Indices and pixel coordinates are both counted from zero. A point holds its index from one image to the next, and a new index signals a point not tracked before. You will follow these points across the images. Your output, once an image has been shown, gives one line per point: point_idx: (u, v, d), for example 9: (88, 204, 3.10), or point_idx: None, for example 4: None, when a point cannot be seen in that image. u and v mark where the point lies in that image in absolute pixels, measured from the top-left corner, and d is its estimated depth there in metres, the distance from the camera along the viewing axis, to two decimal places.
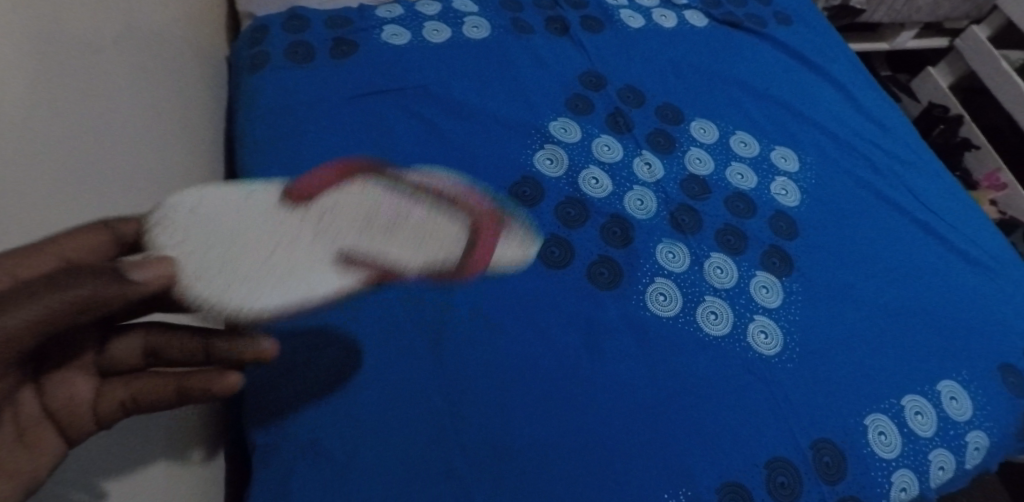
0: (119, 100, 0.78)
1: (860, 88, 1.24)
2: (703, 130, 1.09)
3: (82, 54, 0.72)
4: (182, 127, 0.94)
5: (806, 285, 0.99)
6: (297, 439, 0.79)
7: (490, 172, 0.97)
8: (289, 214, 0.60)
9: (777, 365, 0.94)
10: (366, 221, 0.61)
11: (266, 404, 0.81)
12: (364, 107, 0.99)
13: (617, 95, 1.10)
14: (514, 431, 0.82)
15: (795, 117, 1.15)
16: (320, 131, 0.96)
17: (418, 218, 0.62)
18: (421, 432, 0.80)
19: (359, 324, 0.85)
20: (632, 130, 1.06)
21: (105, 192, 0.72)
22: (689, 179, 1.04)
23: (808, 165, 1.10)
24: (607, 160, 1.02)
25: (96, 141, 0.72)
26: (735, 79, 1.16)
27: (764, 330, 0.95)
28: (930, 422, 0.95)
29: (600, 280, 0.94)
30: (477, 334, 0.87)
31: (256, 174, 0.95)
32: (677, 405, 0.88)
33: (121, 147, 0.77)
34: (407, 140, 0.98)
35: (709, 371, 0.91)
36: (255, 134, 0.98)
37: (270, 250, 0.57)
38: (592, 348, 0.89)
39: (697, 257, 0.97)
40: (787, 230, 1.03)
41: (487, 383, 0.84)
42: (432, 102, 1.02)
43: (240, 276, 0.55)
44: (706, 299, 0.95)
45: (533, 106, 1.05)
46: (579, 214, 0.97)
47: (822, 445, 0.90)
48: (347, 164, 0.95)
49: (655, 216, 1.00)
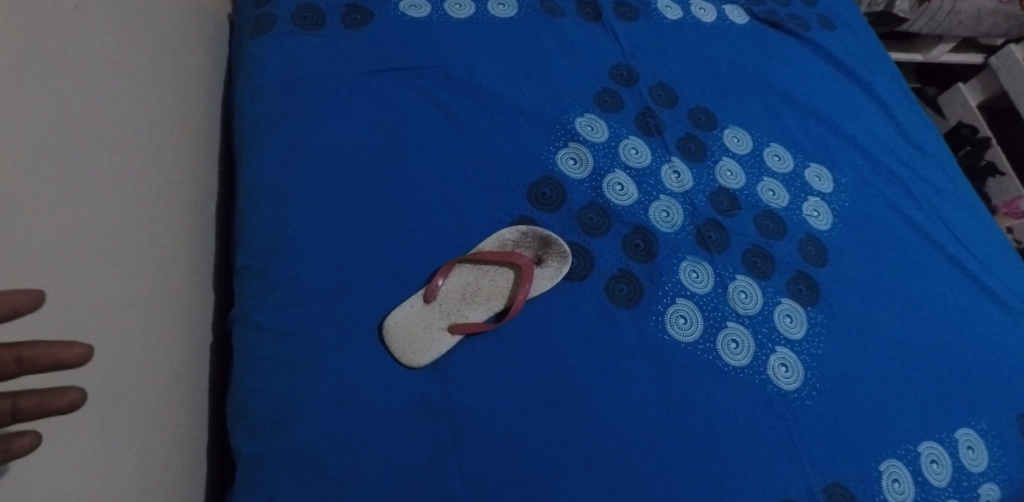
0: (86, 71, 0.71)
1: (900, 107, 1.18)
2: (736, 139, 1.02)
3: (42, 13, 0.65)
4: (167, 95, 0.86)
5: (831, 317, 0.94)
6: (283, 453, 0.73)
7: (509, 169, 0.90)
8: (427, 308, 0.81)
9: (796, 401, 0.88)
10: (463, 291, 0.84)
11: (251, 410, 0.76)
12: (378, 85, 0.91)
13: (649, 93, 1.02)
14: (516, 457, 0.77)
15: (831, 133, 1.09)
16: (329, 111, 0.88)
17: (494, 281, 0.85)
18: (418, 453, 0.75)
19: (358, 329, 0.79)
20: (662, 133, 0.99)
21: (64, 176, 0.66)
22: (719, 192, 0.97)
23: (841, 186, 1.04)
24: (635, 165, 0.96)
25: (56, 118, 0.65)
26: (772, 86, 1.10)
27: (785, 363, 0.89)
28: (944, 472, 0.90)
29: (619, 297, 0.87)
30: (485, 348, 0.81)
31: (255, 152, 0.87)
32: (690, 438, 0.82)
33: (88, 123, 0.70)
34: (422, 126, 0.90)
35: (725, 404, 0.85)
36: (255, 107, 0.90)
37: (416, 331, 0.79)
38: (606, 370, 0.83)
39: (722, 279, 0.91)
40: (816, 257, 0.97)
41: (491, 402, 0.78)
42: (451, 85, 0.94)
43: (408, 354, 0.78)
44: (728, 325, 0.89)
45: (558, 98, 0.97)
46: (601, 222, 0.91)
47: (836, 490, 0.85)
48: (356, 148, 0.87)
49: (681, 230, 0.93)
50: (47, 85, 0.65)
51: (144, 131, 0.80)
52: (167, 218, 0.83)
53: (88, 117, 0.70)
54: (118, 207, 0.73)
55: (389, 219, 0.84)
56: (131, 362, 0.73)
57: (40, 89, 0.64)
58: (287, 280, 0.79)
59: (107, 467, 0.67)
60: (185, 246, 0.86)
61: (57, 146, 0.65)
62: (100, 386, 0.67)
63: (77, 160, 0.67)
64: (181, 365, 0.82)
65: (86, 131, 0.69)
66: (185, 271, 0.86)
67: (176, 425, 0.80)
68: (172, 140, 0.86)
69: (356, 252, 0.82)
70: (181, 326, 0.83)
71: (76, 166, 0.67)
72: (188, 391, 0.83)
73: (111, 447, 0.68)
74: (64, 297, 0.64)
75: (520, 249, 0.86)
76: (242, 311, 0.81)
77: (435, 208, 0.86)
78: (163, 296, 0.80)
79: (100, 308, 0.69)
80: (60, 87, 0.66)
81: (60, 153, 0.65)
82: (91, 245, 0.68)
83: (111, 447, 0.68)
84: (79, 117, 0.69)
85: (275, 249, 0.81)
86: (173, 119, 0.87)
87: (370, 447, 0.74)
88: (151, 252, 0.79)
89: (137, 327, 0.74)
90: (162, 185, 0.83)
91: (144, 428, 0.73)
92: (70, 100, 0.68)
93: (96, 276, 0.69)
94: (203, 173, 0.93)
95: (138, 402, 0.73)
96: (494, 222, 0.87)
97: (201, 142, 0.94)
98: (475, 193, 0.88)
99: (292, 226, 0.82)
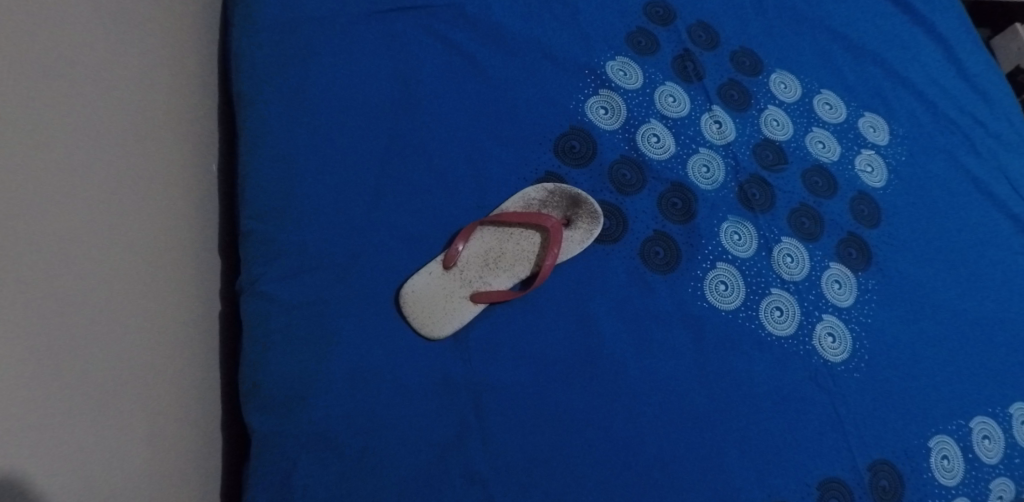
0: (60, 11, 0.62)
1: (964, 48, 1.07)
2: (784, 85, 0.93)
3: None
4: (158, 39, 0.77)
5: (883, 282, 0.87)
6: (299, 432, 0.68)
7: (534, 120, 0.82)
8: (446, 276, 0.75)
9: (843, 374, 0.82)
10: (486, 259, 0.77)
11: (262, 386, 0.70)
12: (388, 26, 0.82)
13: (688, 33, 0.92)
14: (545, 436, 0.71)
15: (886, 77, 0.99)
16: (336, 55, 0.79)
17: (519, 245, 0.78)
18: (440, 432, 0.69)
19: (372, 299, 0.72)
20: (702, 79, 0.90)
21: (62, 134, 0.60)
22: (764, 144, 0.89)
23: (898, 138, 0.95)
24: (672, 114, 0.87)
25: (48, 68, 0.59)
26: (823, 26, 1.00)
27: (832, 332, 0.83)
28: (996, 448, 0.85)
29: (654, 262, 0.80)
30: (510, 318, 0.75)
31: (256, 102, 0.79)
32: (731, 413, 0.77)
33: (63, 74, 0.61)
34: (437, 73, 0.81)
35: (769, 378, 0.79)
36: (255, 51, 0.81)
37: (437, 302, 0.73)
38: (641, 342, 0.77)
39: (766, 242, 0.84)
40: (869, 217, 0.89)
41: (518, 378, 0.72)
42: (469, 26, 0.85)
43: (427, 324, 0.72)
44: (772, 292, 0.82)
45: (587, 40, 0.88)
46: (635, 179, 0.82)
47: (882, 467, 0.80)
48: (365, 97, 0.78)
49: (721, 187, 0.85)
50: (23, 35, 0.57)
51: (133, 80, 0.72)
52: (166, 177, 0.75)
53: (65, 64, 0.61)
54: (113, 168, 0.66)
55: (404, 177, 0.76)
56: (136, 339, 0.67)
57: (19, 40, 0.56)
58: (294, 246, 0.73)
59: (116, 456, 0.62)
60: (189, 206, 0.79)
61: (46, 106, 0.58)
62: (101, 367, 0.61)
63: (58, 118, 0.60)
64: (189, 335, 0.76)
65: (68, 83, 0.62)
66: (189, 233, 0.79)
67: (188, 400, 0.74)
68: (166, 88, 0.78)
69: (369, 213, 0.74)
70: (188, 292, 0.77)
71: (51, 124, 0.59)
72: (200, 363, 0.77)
73: (119, 433, 0.62)
74: (69, 268, 0.59)
75: (547, 209, 0.78)
76: (248, 278, 0.74)
77: (454, 164, 0.78)
78: (167, 263, 0.73)
79: (99, 275, 0.63)
80: (35, 36, 0.58)
81: (32, 110, 0.57)
82: (81, 211, 0.61)
83: (120, 434, 0.63)
84: (51, 67, 0.60)
85: (282, 211, 0.74)
86: (169, 66, 0.79)
87: (389, 425, 0.69)
88: (151, 215, 0.71)
89: (143, 299, 0.68)
90: (159, 141, 0.75)
91: (153, 408, 0.68)
92: (48, 50, 0.60)
93: (95, 240, 0.63)
94: (203, 124, 0.85)
95: (145, 382, 0.67)
96: (518, 179, 0.79)
97: (199, 89, 0.85)
98: (498, 147, 0.80)
99: (298, 184, 0.74)
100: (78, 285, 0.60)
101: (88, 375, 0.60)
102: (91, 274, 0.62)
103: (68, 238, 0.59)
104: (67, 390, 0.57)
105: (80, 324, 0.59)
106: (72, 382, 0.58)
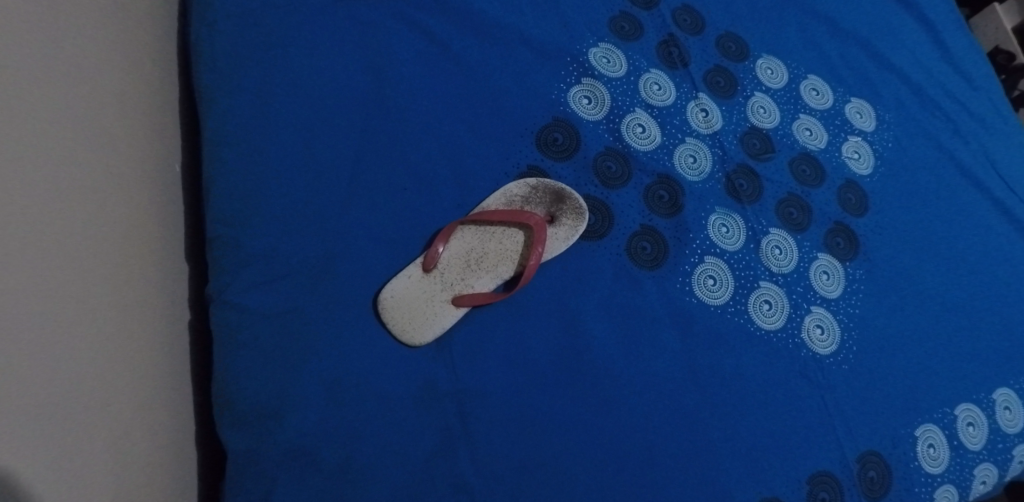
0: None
1: (949, 30, 1.05)
2: (770, 70, 0.90)
3: None
4: (112, 27, 0.72)
5: (870, 272, 0.86)
6: (276, 448, 0.65)
7: (515, 112, 0.78)
8: (427, 279, 0.71)
9: (832, 366, 0.81)
10: (468, 260, 0.74)
11: (236, 400, 0.66)
12: (360, 14, 0.78)
13: (673, 17, 0.89)
14: (531, 441, 0.69)
15: (872, 60, 0.97)
16: (306, 45, 0.75)
17: (502, 244, 0.74)
18: (423, 441, 0.67)
19: (349, 304, 0.69)
20: (687, 66, 0.87)
21: (21, 137, 0.56)
22: (751, 133, 0.86)
23: (884, 123, 0.94)
24: (657, 102, 0.84)
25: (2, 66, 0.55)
26: (808, 9, 0.97)
27: (821, 324, 0.81)
28: (980, 434, 0.85)
29: (641, 257, 0.77)
30: (495, 320, 0.72)
31: (219, 96, 0.74)
32: (721, 410, 0.75)
33: (16, 71, 0.57)
34: (412, 63, 0.77)
35: (758, 373, 0.77)
36: (217, 41, 0.76)
37: (418, 306, 0.70)
38: (629, 341, 0.74)
39: (754, 234, 0.82)
40: (856, 205, 0.88)
41: (503, 382, 0.70)
42: (445, 12, 0.80)
43: (409, 329, 0.69)
44: (760, 285, 0.80)
45: (569, 25, 0.84)
46: (620, 171, 0.80)
47: (870, 458, 0.79)
48: (337, 90, 0.74)
49: (708, 178, 0.83)
50: None
51: (84, 74, 0.66)
52: (125, 179, 0.70)
53: (19, 61, 0.57)
54: (74, 172, 0.62)
55: (381, 175, 0.73)
56: (104, 352, 0.63)
57: None
58: (266, 251, 0.69)
59: (80, 485, 0.57)
60: (153, 208, 0.74)
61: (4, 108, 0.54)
62: (56, 390, 0.56)
63: (16, 120, 0.55)
64: (159, 346, 0.72)
65: (23, 81, 0.57)
66: (153, 237, 0.74)
67: (160, 415, 0.70)
68: (122, 82, 0.72)
69: (343, 214, 0.71)
70: (157, 298, 0.73)
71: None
72: (172, 374, 0.73)
73: (87, 452, 0.59)
74: (33, 282, 0.55)
75: (530, 206, 0.75)
76: (216, 285, 0.70)
77: (432, 160, 0.75)
78: (131, 271, 0.68)
79: (64, 289, 0.59)
80: None
81: None
82: (42, 218, 0.57)
83: (88, 454, 0.59)
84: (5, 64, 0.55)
85: (251, 213, 0.70)
86: (127, 57, 0.74)
87: (370, 436, 0.66)
88: (110, 221, 0.66)
89: (108, 309, 0.64)
90: (116, 140, 0.69)
91: (123, 423, 0.64)
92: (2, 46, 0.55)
93: (57, 248, 0.59)
94: (165, 118, 0.80)
95: (110, 402, 0.63)
96: (500, 175, 0.76)
97: (160, 81, 0.80)
98: (478, 140, 0.77)
99: (268, 185, 0.70)
100: (40, 298, 0.56)
101: (53, 393, 0.56)
102: (55, 287, 0.58)
103: (30, 248, 0.55)
104: (32, 412, 0.53)
105: (42, 340, 0.55)
106: (21, 408, 0.52)
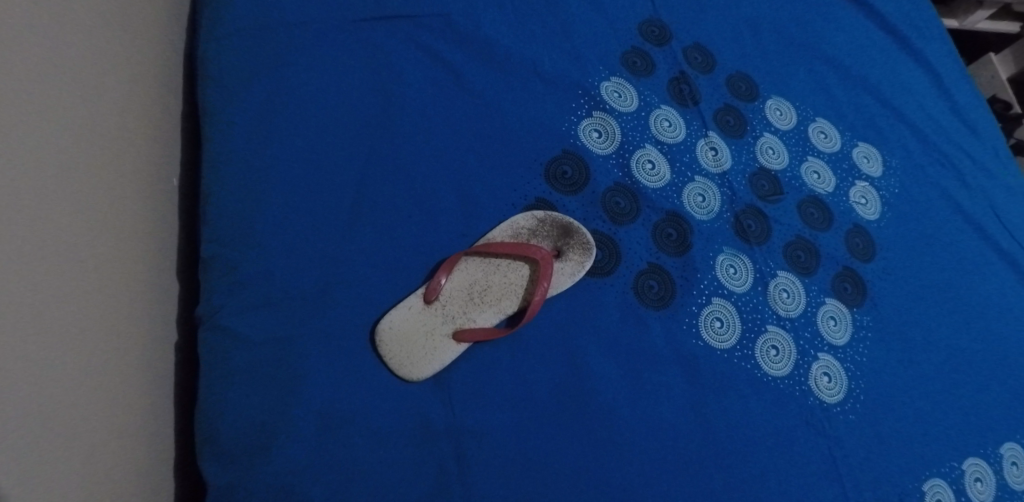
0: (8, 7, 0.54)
1: (953, 79, 1.06)
2: (780, 112, 0.90)
3: None
4: (116, 38, 0.69)
5: (878, 320, 0.84)
6: (261, 488, 0.60)
7: (525, 143, 0.77)
8: (428, 311, 0.68)
9: (839, 415, 0.78)
10: (471, 294, 0.71)
11: (220, 434, 0.63)
12: (371, 37, 0.76)
13: (684, 55, 0.88)
14: (530, 486, 0.65)
15: (879, 105, 0.97)
16: (313, 66, 0.73)
17: (506, 278, 0.72)
18: (417, 483, 0.63)
19: (346, 335, 0.66)
20: (698, 103, 0.86)
21: (18, 152, 0.54)
22: (759, 173, 0.85)
23: (890, 169, 0.93)
24: (667, 139, 0.83)
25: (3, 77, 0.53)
26: (817, 52, 0.97)
27: (828, 372, 0.79)
28: (988, 491, 0.82)
29: (648, 296, 0.75)
30: (496, 358, 0.69)
31: (222, 113, 0.71)
32: (726, 458, 0.72)
33: (17, 83, 0.55)
34: (422, 89, 0.75)
35: (765, 419, 0.75)
36: (222, 57, 0.73)
37: (418, 339, 0.67)
38: (633, 383, 0.72)
39: (762, 276, 0.80)
40: (864, 251, 0.86)
41: (503, 423, 0.67)
42: (457, 38, 0.79)
43: (408, 363, 0.66)
44: (767, 330, 0.78)
45: (581, 58, 0.83)
46: (629, 207, 0.78)
47: None
48: (344, 112, 0.72)
49: (717, 217, 0.81)
50: None
51: (83, 84, 0.63)
52: (117, 193, 0.66)
53: (20, 73, 0.55)
54: (69, 188, 0.59)
55: (385, 202, 0.70)
56: (87, 377, 0.59)
57: None
58: (261, 276, 0.66)
59: None
60: (146, 227, 0.71)
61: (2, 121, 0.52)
62: (24, 419, 0.52)
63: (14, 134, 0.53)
64: (143, 371, 0.68)
65: (23, 93, 0.55)
66: (145, 257, 0.70)
67: (137, 447, 0.66)
68: (120, 94, 0.69)
69: (344, 240, 0.68)
70: (145, 320, 0.69)
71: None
72: (154, 403, 0.69)
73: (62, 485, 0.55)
74: (23, 303, 0.53)
75: (536, 239, 0.73)
76: (206, 309, 0.67)
77: (438, 189, 0.72)
78: (120, 291, 0.65)
79: (52, 311, 0.56)
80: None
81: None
82: (34, 237, 0.55)
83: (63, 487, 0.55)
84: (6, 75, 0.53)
85: (248, 236, 0.67)
86: (130, 68, 0.71)
87: (360, 475, 0.62)
88: (99, 238, 0.63)
89: (95, 332, 0.61)
90: (114, 155, 0.67)
91: (100, 454, 0.60)
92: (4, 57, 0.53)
93: (46, 266, 0.56)
94: (165, 134, 0.77)
95: (88, 431, 0.59)
96: (508, 206, 0.74)
97: (161, 95, 0.77)
98: (486, 169, 0.75)
99: (268, 208, 0.67)
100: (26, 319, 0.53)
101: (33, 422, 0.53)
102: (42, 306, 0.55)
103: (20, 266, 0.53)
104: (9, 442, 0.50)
105: (25, 366, 0.52)
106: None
